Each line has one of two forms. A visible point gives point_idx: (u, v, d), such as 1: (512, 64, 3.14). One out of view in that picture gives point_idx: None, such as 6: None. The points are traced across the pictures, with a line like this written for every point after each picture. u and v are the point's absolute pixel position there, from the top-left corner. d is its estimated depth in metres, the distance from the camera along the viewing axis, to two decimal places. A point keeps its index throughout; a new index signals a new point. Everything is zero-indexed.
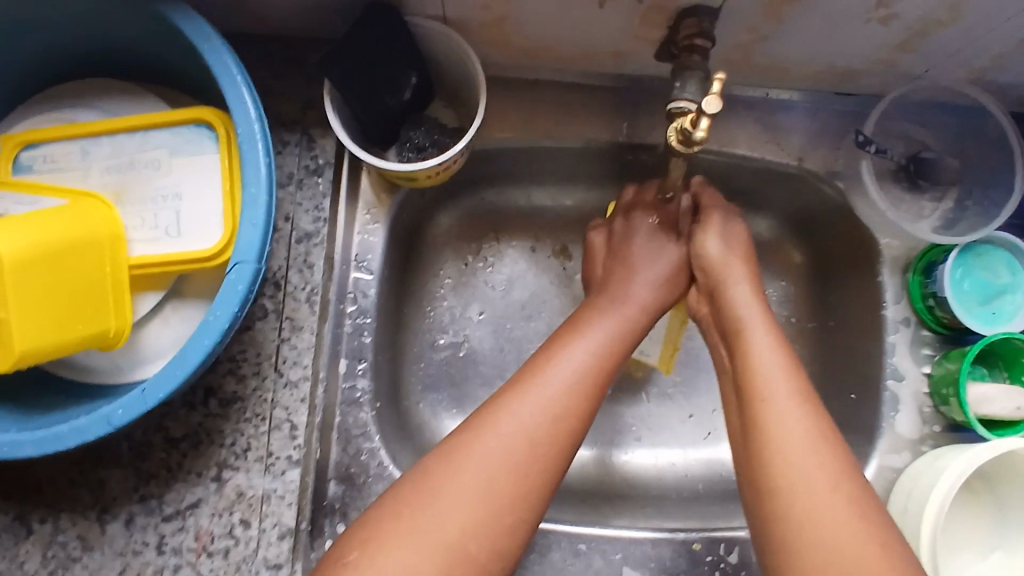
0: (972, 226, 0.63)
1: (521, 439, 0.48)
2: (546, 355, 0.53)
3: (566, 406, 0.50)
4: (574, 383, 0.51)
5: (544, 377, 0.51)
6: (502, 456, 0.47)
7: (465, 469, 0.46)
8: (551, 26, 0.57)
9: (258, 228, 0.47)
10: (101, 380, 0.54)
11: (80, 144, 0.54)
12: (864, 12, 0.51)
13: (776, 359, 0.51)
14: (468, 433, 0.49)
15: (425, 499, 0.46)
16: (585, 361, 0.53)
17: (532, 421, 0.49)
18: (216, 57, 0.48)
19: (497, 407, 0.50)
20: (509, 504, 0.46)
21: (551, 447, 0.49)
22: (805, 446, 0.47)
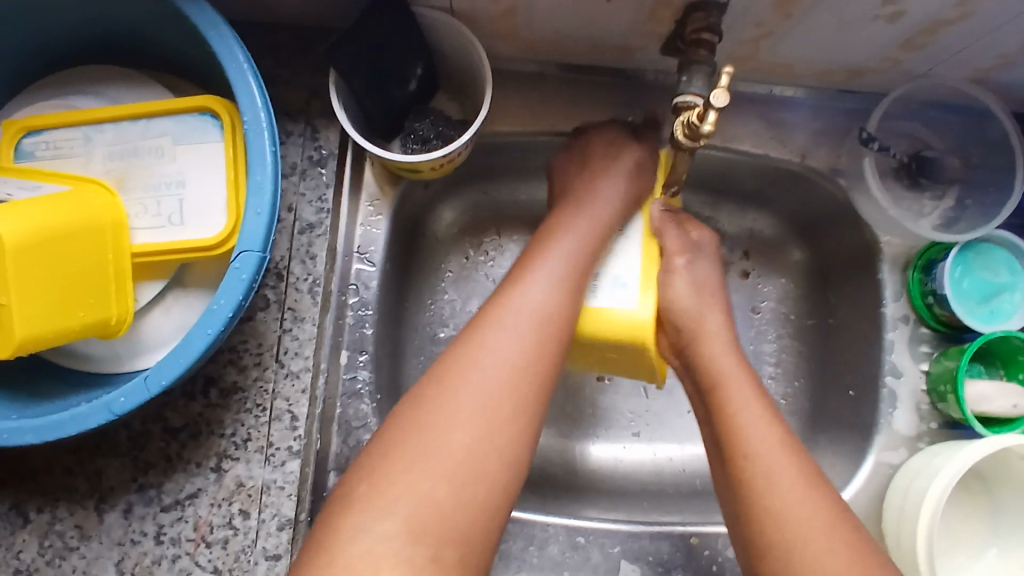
0: (971, 226, 0.63)
1: (502, 367, 0.48)
2: (511, 288, 0.53)
3: (543, 329, 0.50)
4: (545, 308, 0.51)
5: (512, 302, 0.51)
6: (489, 382, 0.47)
7: (455, 405, 0.46)
8: (559, 19, 0.57)
9: (263, 216, 0.47)
10: (102, 369, 0.54)
11: (82, 131, 0.54)
12: (872, 9, 0.52)
13: (737, 372, 0.55)
14: (455, 366, 0.48)
15: (417, 434, 0.45)
16: (556, 284, 0.52)
17: (507, 348, 0.49)
18: (223, 45, 0.48)
19: (478, 339, 0.49)
20: (511, 418, 0.47)
21: (535, 362, 0.49)
22: (775, 451, 0.50)
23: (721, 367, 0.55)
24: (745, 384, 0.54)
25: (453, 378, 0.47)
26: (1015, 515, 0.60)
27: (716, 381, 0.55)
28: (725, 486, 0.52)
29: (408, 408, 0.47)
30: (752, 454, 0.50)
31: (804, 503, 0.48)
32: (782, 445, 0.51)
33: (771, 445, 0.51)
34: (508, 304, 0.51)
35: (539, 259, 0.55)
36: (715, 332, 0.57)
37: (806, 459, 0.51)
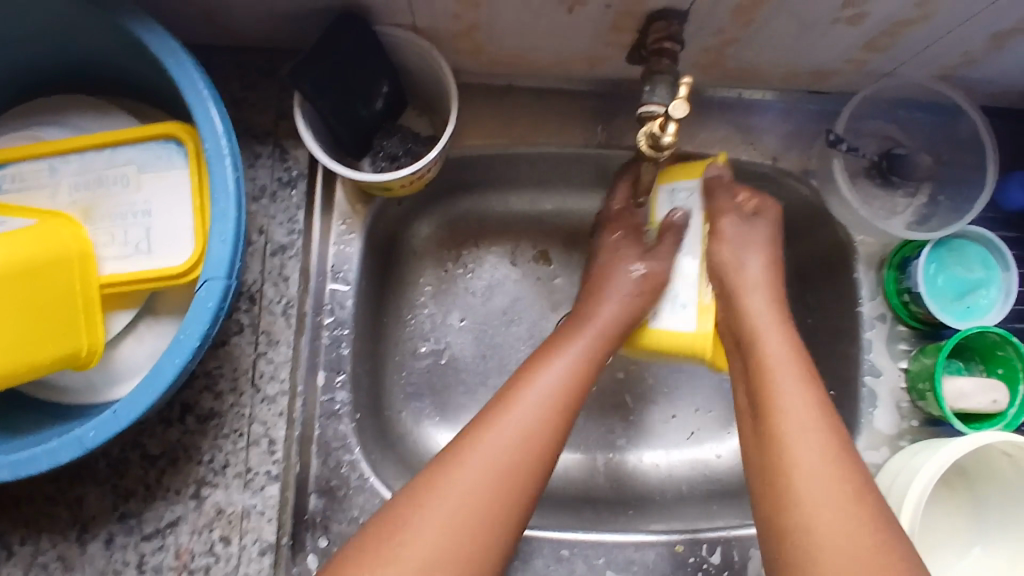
0: (944, 222, 0.63)
1: (511, 450, 0.49)
2: (512, 386, 0.53)
3: (542, 431, 0.50)
4: (545, 408, 0.51)
5: (520, 398, 0.51)
6: (489, 474, 0.47)
7: (470, 475, 0.47)
8: (522, 32, 0.57)
9: (229, 243, 0.47)
10: (77, 400, 0.54)
11: (47, 162, 0.53)
12: (832, 13, 0.52)
13: (789, 358, 0.52)
14: (465, 445, 0.49)
15: (434, 511, 0.46)
16: (556, 379, 0.53)
17: (511, 436, 0.49)
18: (181, 72, 0.47)
19: (486, 429, 0.49)
20: (507, 512, 0.47)
21: (540, 451, 0.49)
22: (822, 452, 0.47)
23: (769, 349, 0.52)
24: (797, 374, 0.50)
25: (464, 455, 0.48)
26: (997, 509, 0.60)
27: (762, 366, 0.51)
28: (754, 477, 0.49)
29: (425, 478, 0.48)
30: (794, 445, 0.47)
31: (841, 511, 0.44)
32: (823, 422, 0.48)
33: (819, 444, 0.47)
34: (505, 405, 0.51)
35: (538, 360, 0.55)
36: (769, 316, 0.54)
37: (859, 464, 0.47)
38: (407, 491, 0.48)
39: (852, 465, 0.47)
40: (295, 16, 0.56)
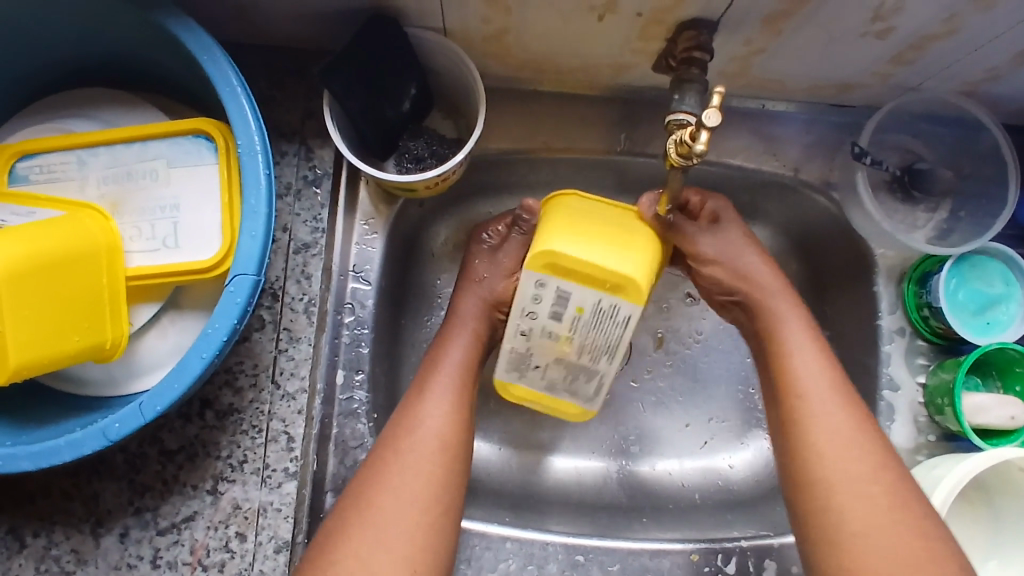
0: (965, 237, 0.63)
1: (428, 468, 0.53)
2: (414, 403, 0.56)
3: (452, 445, 0.54)
4: (439, 436, 0.54)
5: (410, 430, 0.54)
6: (407, 492, 0.52)
7: (395, 494, 0.51)
8: (550, 38, 0.57)
9: (258, 239, 0.47)
10: (98, 392, 0.54)
11: (77, 154, 0.54)
12: (861, 26, 0.52)
13: (806, 343, 0.56)
14: (383, 467, 0.53)
15: (369, 517, 0.50)
16: (447, 400, 0.56)
17: (423, 458, 0.53)
18: (216, 68, 0.48)
19: (392, 454, 0.53)
20: (441, 516, 0.52)
21: (449, 462, 0.54)
22: (841, 433, 0.52)
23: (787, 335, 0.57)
24: (814, 356, 0.55)
25: (390, 466, 0.53)
26: (1015, 526, 0.59)
27: (784, 355, 0.56)
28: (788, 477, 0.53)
29: (357, 490, 0.52)
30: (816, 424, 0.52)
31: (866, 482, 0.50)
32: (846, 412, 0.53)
33: (841, 420, 0.52)
34: (410, 429, 0.54)
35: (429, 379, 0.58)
36: (790, 312, 0.58)
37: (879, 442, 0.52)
38: (346, 502, 0.52)
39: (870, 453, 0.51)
40: (326, 15, 0.56)
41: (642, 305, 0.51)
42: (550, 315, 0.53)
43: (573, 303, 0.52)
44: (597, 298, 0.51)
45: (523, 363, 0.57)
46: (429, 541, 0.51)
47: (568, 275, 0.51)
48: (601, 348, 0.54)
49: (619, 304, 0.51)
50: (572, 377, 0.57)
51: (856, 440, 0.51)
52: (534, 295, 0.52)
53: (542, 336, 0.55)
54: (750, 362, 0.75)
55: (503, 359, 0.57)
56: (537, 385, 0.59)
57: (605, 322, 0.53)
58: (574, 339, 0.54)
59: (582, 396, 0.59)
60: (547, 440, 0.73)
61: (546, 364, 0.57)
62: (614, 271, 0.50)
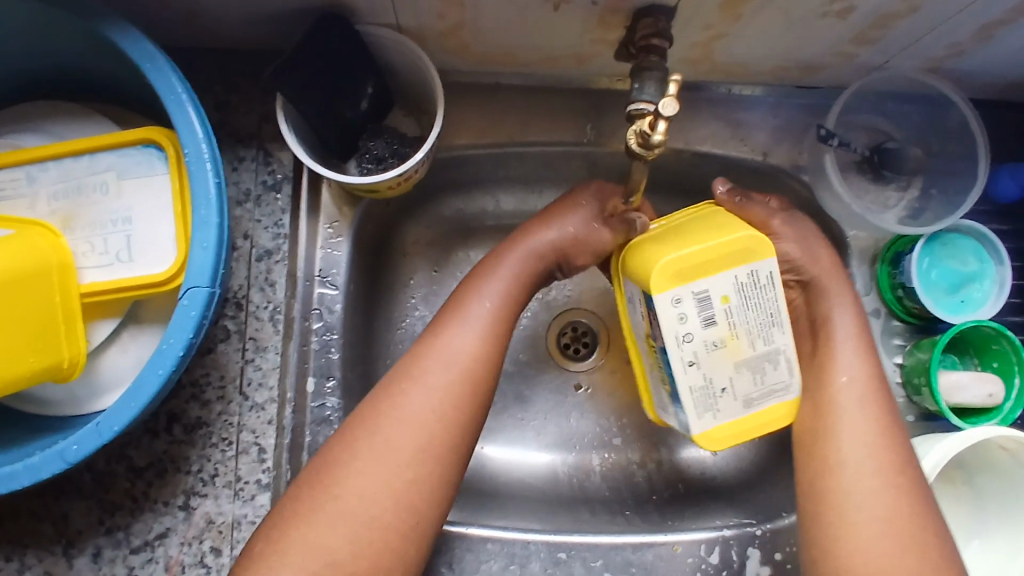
0: (937, 215, 0.63)
1: (446, 393, 0.51)
2: (438, 332, 0.54)
3: (474, 372, 0.52)
4: (463, 364, 0.52)
5: (438, 356, 0.52)
6: (420, 418, 0.50)
7: (402, 418, 0.49)
8: (508, 30, 0.56)
9: (211, 250, 0.46)
10: (61, 412, 0.53)
11: (25, 170, 0.52)
12: (820, 7, 0.51)
13: (856, 335, 0.54)
14: (395, 388, 0.51)
15: (373, 440, 0.49)
16: (479, 330, 0.54)
17: (449, 380, 0.51)
18: (159, 75, 0.46)
19: (406, 382, 0.51)
20: (445, 454, 0.50)
21: (462, 402, 0.51)
22: (868, 442, 0.51)
23: (837, 332, 0.54)
24: (855, 355, 0.54)
25: (402, 392, 0.51)
26: (999, 504, 0.59)
27: (827, 349, 0.54)
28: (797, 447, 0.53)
29: (368, 408, 0.51)
30: (843, 421, 0.51)
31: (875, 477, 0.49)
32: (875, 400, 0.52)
33: (868, 418, 0.52)
34: (437, 348, 0.53)
35: (469, 302, 0.55)
36: (844, 297, 0.55)
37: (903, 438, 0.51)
38: (346, 428, 0.50)
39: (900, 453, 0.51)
40: (276, 16, 0.54)
41: (773, 251, 0.48)
42: (703, 323, 0.47)
43: (717, 296, 0.47)
44: (733, 278, 0.47)
45: (714, 393, 0.49)
46: (433, 474, 0.49)
47: (698, 274, 0.47)
48: (766, 324, 0.49)
49: (755, 266, 0.48)
50: (760, 376, 0.50)
51: (878, 436, 0.51)
52: (679, 314, 0.47)
53: (709, 351, 0.48)
54: None
55: (692, 403, 0.49)
56: (738, 411, 0.50)
57: (752, 294, 0.48)
58: (740, 331, 0.48)
59: (784, 391, 0.51)
60: (528, 436, 0.72)
61: (731, 382, 0.49)
62: (737, 237, 0.47)
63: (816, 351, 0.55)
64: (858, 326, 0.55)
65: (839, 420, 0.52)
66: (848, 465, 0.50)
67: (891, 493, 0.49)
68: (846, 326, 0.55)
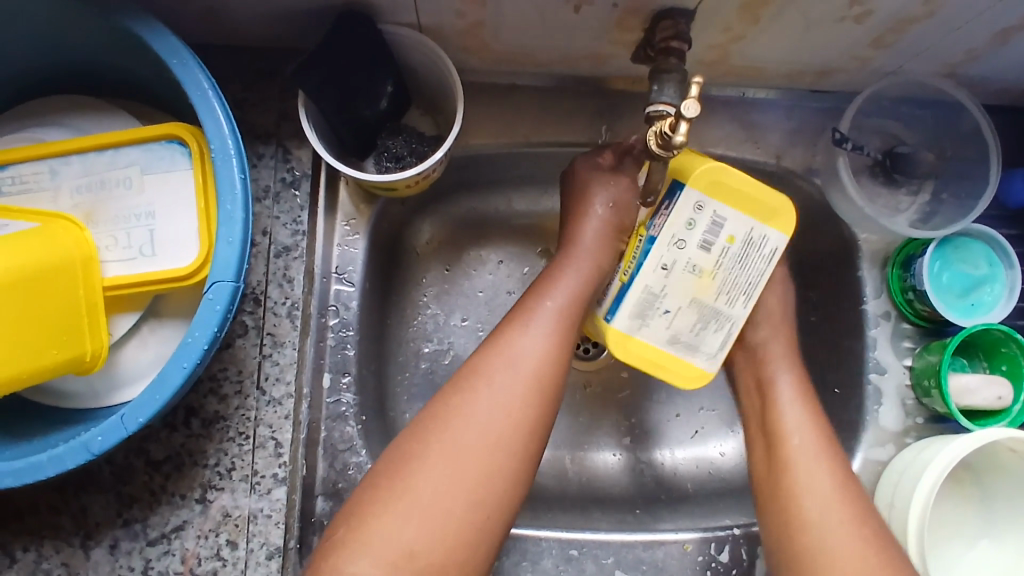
0: (948, 220, 0.63)
1: (512, 395, 0.51)
2: (506, 334, 0.54)
3: (541, 377, 0.52)
4: (533, 367, 0.52)
5: (504, 357, 0.52)
6: (487, 423, 0.50)
7: (470, 420, 0.50)
8: (527, 30, 0.56)
9: (235, 245, 0.46)
10: (81, 404, 0.53)
11: (49, 164, 0.53)
12: (839, 11, 0.52)
13: (799, 397, 0.58)
14: (461, 393, 0.51)
15: (437, 442, 0.49)
16: (547, 332, 0.54)
17: (518, 383, 0.51)
18: (186, 72, 0.47)
19: (469, 385, 0.51)
20: (515, 457, 0.50)
21: (532, 404, 0.51)
22: (828, 495, 0.52)
23: (779, 396, 0.58)
24: (800, 408, 0.57)
25: (471, 391, 0.51)
26: (1007, 506, 0.60)
27: (772, 407, 0.58)
28: (761, 494, 0.55)
29: (437, 408, 0.51)
30: (797, 461, 0.54)
31: (841, 534, 0.50)
32: (822, 441, 0.55)
33: (824, 459, 0.54)
34: (504, 348, 0.53)
35: (533, 304, 0.55)
36: (784, 364, 0.60)
37: (858, 489, 0.53)
38: (415, 426, 0.51)
39: (856, 491, 0.53)
40: (299, 14, 0.55)
41: (789, 237, 0.52)
42: (700, 244, 0.51)
43: (726, 231, 0.51)
44: (749, 227, 0.51)
45: (655, 305, 0.52)
46: (502, 476, 0.49)
47: (726, 198, 0.50)
48: (741, 288, 0.52)
49: (769, 233, 0.51)
50: (700, 326, 0.52)
51: (833, 475, 0.53)
52: (689, 219, 0.50)
53: (683, 272, 0.51)
54: None
55: (632, 301, 0.52)
56: (660, 338, 0.52)
57: (751, 258, 0.52)
58: (719, 273, 0.52)
59: (703, 355, 0.53)
60: None
61: (677, 309, 0.52)
62: (774, 196, 0.51)
63: (766, 413, 0.58)
64: (801, 395, 0.58)
65: (793, 461, 0.54)
66: (808, 519, 0.51)
67: (852, 525, 0.51)
68: (790, 390, 0.58)
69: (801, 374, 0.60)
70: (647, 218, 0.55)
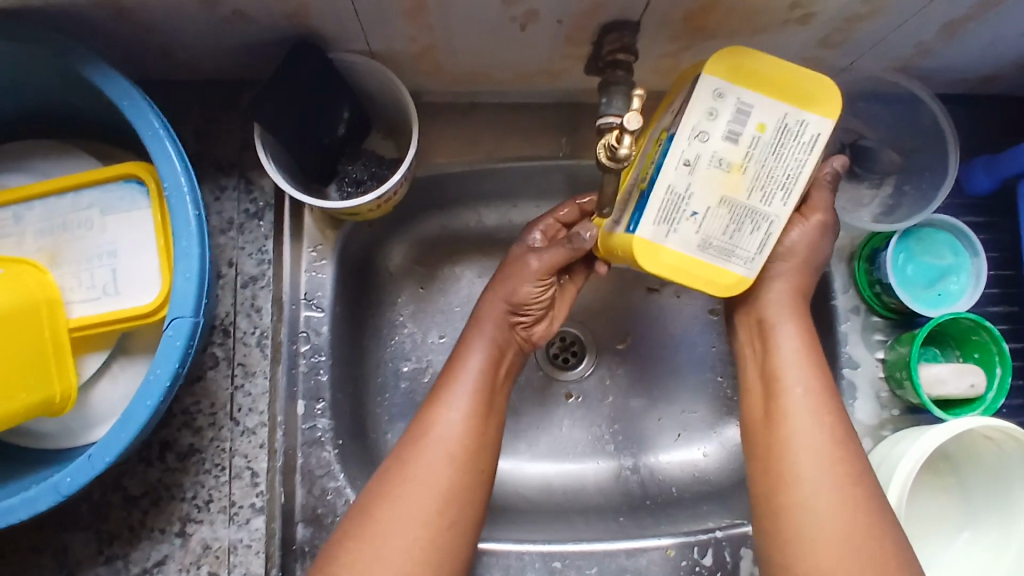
0: (909, 213, 0.64)
1: (444, 479, 0.53)
2: (426, 419, 0.55)
3: (463, 463, 0.54)
4: (451, 458, 0.53)
5: (426, 448, 0.53)
6: (416, 514, 0.51)
7: (400, 510, 0.51)
8: (479, 50, 0.57)
9: (194, 280, 0.47)
10: (55, 446, 0.54)
11: (11, 210, 0.53)
12: (782, 15, 0.52)
13: (800, 353, 0.55)
14: (392, 481, 0.52)
15: (375, 534, 0.50)
16: (463, 417, 0.55)
17: (437, 474, 0.53)
18: (137, 111, 0.47)
19: (401, 473, 0.53)
20: (447, 545, 0.51)
21: (464, 480, 0.53)
22: (819, 452, 0.52)
23: (780, 343, 0.56)
24: (803, 362, 0.55)
25: (399, 484, 0.52)
26: (986, 496, 0.60)
27: (772, 354, 0.56)
28: (755, 449, 0.55)
29: (370, 493, 0.53)
30: (790, 431, 0.53)
31: (828, 494, 0.50)
32: (821, 404, 0.53)
33: (821, 429, 0.52)
34: (429, 431, 0.54)
35: (443, 397, 0.56)
36: (788, 315, 0.56)
37: (855, 447, 0.52)
38: (353, 514, 0.52)
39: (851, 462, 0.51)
40: (251, 47, 0.56)
41: (834, 118, 0.47)
42: (725, 135, 0.47)
43: (755, 119, 0.47)
44: (781, 113, 0.47)
45: (682, 208, 0.48)
46: (438, 557, 0.51)
47: (752, 84, 0.46)
48: (777, 182, 0.48)
49: (807, 118, 0.47)
50: (734, 228, 0.48)
51: (828, 444, 0.52)
52: (709, 109, 0.47)
53: (711, 165, 0.47)
54: (715, 349, 0.75)
55: (656, 205, 0.48)
56: (691, 243, 0.48)
57: (787, 145, 0.47)
58: (750, 166, 0.47)
59: (739, 259, 0.49)
60: (520, 448, 0.73)
61: (706, 211, 0.48)
62: (805, 80, 0.47)
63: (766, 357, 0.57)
64: (802, 339, 0.56)
65: (788, 430, 0.53)
66: (801, 467, 0.51)
67: (841, 501, 0.50)
68: (792, 338, 0.56)
69: (803, 312, 0.57)
70: (665, 110, 0.51)
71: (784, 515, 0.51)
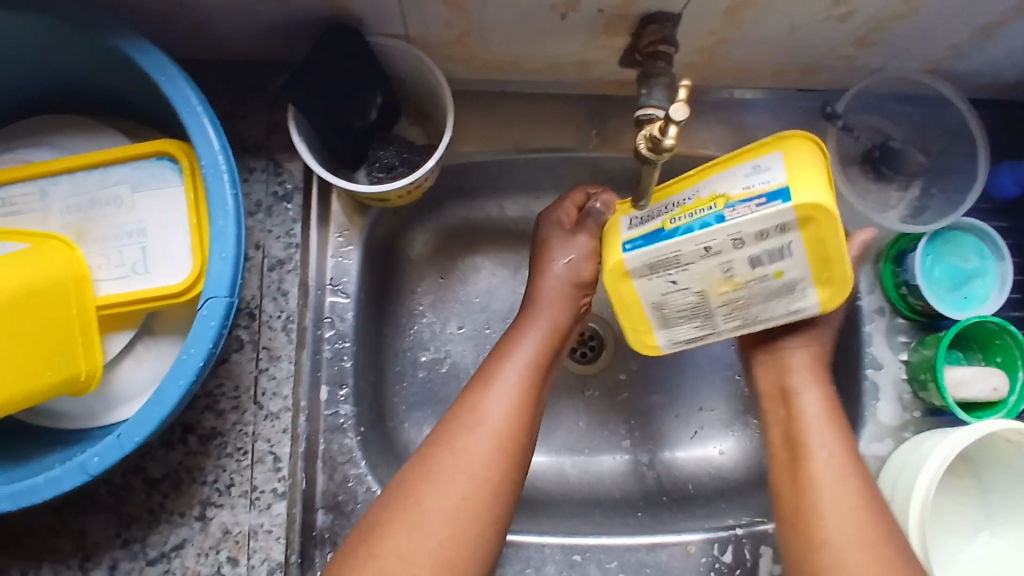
0: (938, 214, 0.64)
1: (488, 457, 0.52)
2: (473, 395, 0.55)
3: (508, 442, 0.53)
4: (498, 434, 0.52)
5: (472, 423, 0.53)
6: (457, 487, 0.50)
7: (441, 483, 0.50)
8: (513, 38, 0.56)
9: (229, 260, 0.46)
10: (76, 426, 0.53)
11: (38, 185, 0.52)
12: (822, 12, 0.52)
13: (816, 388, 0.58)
14: (435, 454, 0.52)
15: (412, 505, 0.50)
16: (512, 395, 0.54)
17: (482, 451, 0.52)
18: (174, 88, 0.47)
19: (444, 447, 0.52)
20: (483, 520, 0.50)
21: (507, 460, 0.52)
22: (844, 481, 0.53)
23: (797, 381, 0.58)
24: (819, 401, 0.57)
25: (443, 457, 0.52)
26: (1006, 499, 0.60)
27: (789, 392, 0.58)
28: (780, 484, 0.56)
29: (407, 474, 0.52)
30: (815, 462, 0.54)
31: (855, 519, 0.51)
32: (840, 437, 0.55)
33: (843, 459, 0.54)
34: (471, 417, 0.53)
35: (497, 370, 0.56)
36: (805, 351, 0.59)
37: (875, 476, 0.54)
38: (394, 485, 0.52)
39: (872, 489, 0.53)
40: (285, 28, 0.55)
41: (825, 308, 0.49)
42: (751, 257, 0.46)
43: (780, 266, 0.46)
44: (801, 277, 0.47)
45: (670, 270, 0.48)
46: (478, 531, 0.50)
47: (811, 249, 0.45)
48: (746, 315, 0.50)
49: (809, 294, 0.48)
50: (687, 312, 0.50)
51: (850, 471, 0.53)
52: (762, 232, 0.45)
53: (718, 267, 0.47)
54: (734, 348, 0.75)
55: (654, 250, 0.47)
56: (650, 296, 0.50)
57: (779, 301, 0.49)
58: (743, 290, 0.48)
59: (666, 334, 0.52)
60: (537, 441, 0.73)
61: (683, 285, 0.48)
62: (842, 271, 0.47)
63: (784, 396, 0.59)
64: (817, 375, 0.58)
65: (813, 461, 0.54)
66: (824, 498, 0.52)
67: (870, 528, 0.50)
68: (815, 401, 0.57)
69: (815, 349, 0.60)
70: (731, 168, 0.46)
71: (813, 543, 0.51)
